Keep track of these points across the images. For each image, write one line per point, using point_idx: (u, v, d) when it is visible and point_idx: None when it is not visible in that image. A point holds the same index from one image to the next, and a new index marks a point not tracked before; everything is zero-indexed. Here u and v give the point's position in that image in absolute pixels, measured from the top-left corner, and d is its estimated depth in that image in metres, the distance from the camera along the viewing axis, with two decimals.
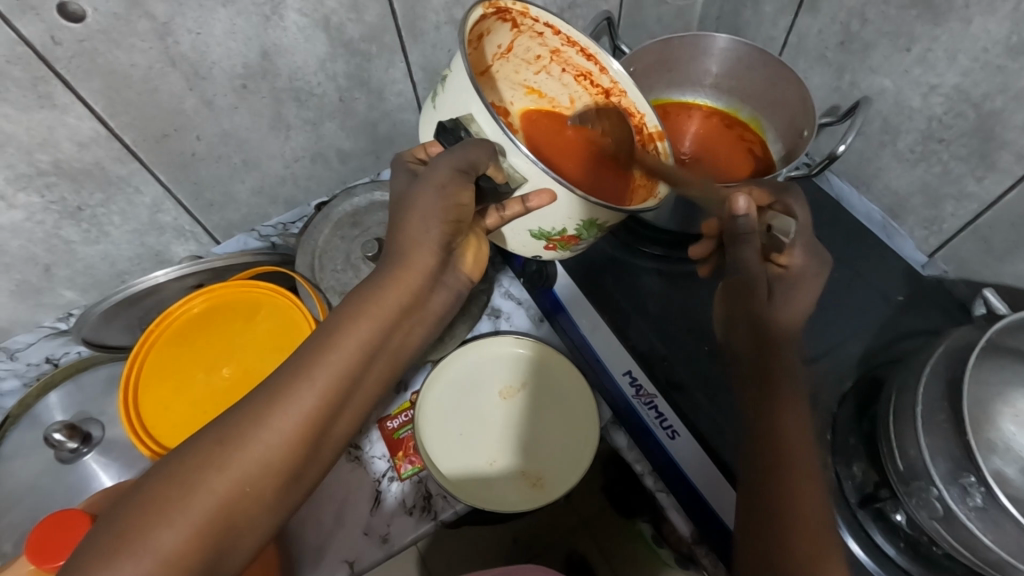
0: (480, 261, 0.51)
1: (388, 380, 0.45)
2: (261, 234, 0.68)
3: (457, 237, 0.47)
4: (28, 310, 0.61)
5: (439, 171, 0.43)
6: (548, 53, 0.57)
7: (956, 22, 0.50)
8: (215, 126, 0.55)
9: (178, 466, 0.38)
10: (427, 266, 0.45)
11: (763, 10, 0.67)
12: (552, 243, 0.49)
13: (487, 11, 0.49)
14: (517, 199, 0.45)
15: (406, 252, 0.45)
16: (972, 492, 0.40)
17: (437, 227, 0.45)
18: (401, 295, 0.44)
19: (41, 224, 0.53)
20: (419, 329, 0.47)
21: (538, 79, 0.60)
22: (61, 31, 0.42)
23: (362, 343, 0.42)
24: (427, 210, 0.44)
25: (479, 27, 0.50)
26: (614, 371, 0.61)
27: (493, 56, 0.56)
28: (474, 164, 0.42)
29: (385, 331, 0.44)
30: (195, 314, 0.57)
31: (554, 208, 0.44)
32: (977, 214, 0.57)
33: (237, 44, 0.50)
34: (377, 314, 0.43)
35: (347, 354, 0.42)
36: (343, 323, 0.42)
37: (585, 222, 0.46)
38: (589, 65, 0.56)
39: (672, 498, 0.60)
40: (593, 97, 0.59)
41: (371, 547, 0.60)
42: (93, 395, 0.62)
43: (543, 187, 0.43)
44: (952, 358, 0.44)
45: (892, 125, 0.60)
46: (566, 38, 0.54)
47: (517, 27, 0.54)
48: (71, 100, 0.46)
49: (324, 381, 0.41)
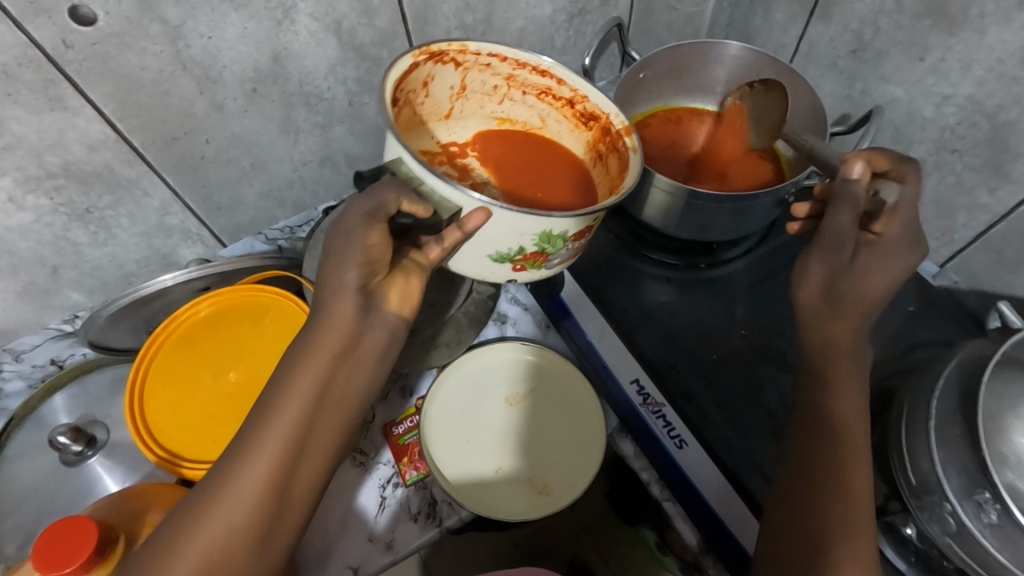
0: (411, 300, 0.44)
1: (346, 427, 0.43)
2: (267, 237, 0.68)
3: (372, 279, 0.43)
4: (35, 311, 0.61)
5: (349, 219, 0.43)
6: (503, 81, 0.57)
7: (970, 33, 0.50)
8: (225, 129, 0.54)
9: (155, 543, 0.38)
10: (348, 312, 0.42)
11: (774, 18, 0.67)
12: (520, 263, 0.48)
13: (419, 60, 0.49)
14: (454, 224, 0.44)
15: (329, 303, 0.42)
16: (986, 508, 0.39)
17: (353, 270, 0.42)
18: (334, 342, 0.42)
19: (49, 226, 0.53)
20: (365, 373, 0.43)
21: (504, 108, 0.60)
22: (73, 34, 0.42)
23: (303, 398, 0.40)
24: (341, 255, 0.42)
25: (417, 76, 0.51)
26: (623, 379, 0.60)
27: (449, 98, 0.57)
28: (381, 204, 0.42)
29: (326, 381, 0.41)
30: (201, 317, 0.57)
31: (494, 222, 0.44)
32: (990, 226, 0.57)
33: (248, 48, 0.50)
34: (316, 366, 0.41)
35: (289, 418, 0.40)
36: (282, 382, 0.41)
37: (540, 235, 0.45)
38: (546, 81, 0.55)
39: (679, 507, 0.59)
40: (560, 110, 0.58)
41: (375, 552, 0.59)
42: (99, 397, 0.61)
43: (477, 207, 0.43)
44: (966, 372, 0.44)
45: (904, 134, 0.60)
46: (514, 61, 0.54)
47: (462, 65, 0.54)
48: (82, 103, 0.46)
49: (276, 441, 0.40)
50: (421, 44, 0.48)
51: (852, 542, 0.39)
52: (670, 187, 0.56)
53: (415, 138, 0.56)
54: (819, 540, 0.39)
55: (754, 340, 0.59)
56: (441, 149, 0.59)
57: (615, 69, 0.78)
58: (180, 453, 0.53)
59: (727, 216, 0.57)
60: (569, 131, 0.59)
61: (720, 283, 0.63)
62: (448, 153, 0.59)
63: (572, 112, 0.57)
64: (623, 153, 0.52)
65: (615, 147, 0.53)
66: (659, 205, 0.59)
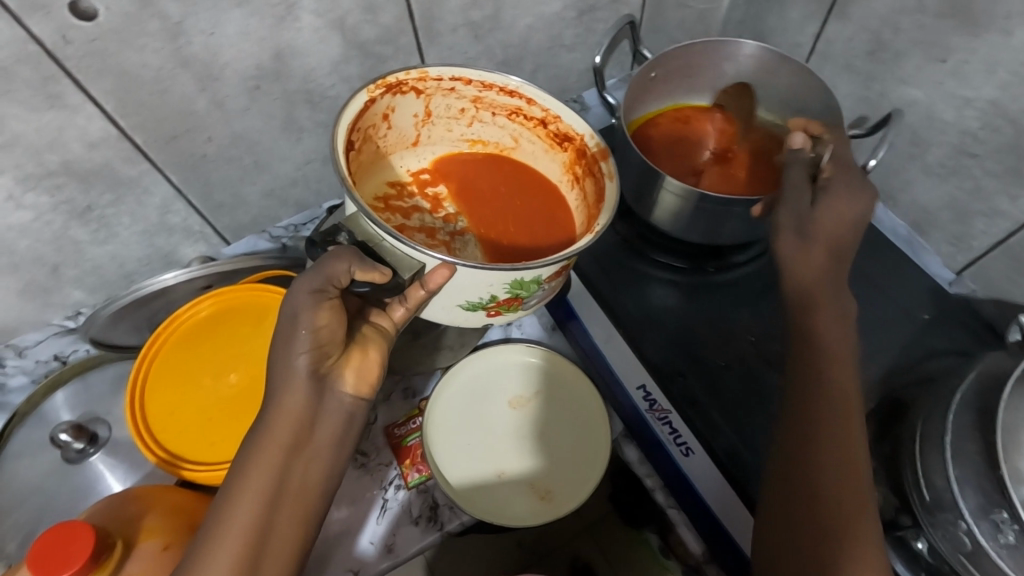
0: (369, 377, 0.45)
1: (308, 518, 0.43)
2: (271, 235, 0.67)
3: (324, 360, 0.44)
4: (37, 308, 0.61)
5: (296, 299, 0.43)
6: (469, 104, 0.56)
7: (995, 34, 0.49)
8: (227, 127, 0.54)
9: None
10: (299, 405, 0.43)
11: (790, 16, 0.66)
12: (494, 309, 0.50)
13: (375, 94, 0.50)
14: (416, 285, 0.46)
15: (279, 396, 0.43)
16: (1004, 529, 0.38)
17: (300, 360, 0.43)
18: (286, 435, 0.43)
19: (50, 224, 0.52)
20: (320, 463, 0.44)
21: (474, 130, 0.59)
22: (72, 30, 0.42)
23: (258, 492, 0.41)
24: (288, 347, 0.43)
25: (376, 109, 0.51)
26: (629, 384, 0.59)
27: (414, 125, 0.57)
28: (331, 278, 0.42)
29: (279, 476, 0.42)
30: (202, 318, 0.56)
31: (461, 275, 0.45)
32: (1010, 234, 0.55)
33: (251, 45, 0.49)
34: (270, 460, 0.42)
35: (245, 519, 0.41)
36: (235, 480, 0.42)
37: (510, 283, 0.46)
38: (516, 101, 0.55)
39: (684, 516, 0.58)
40: (533, 130, 0.57)
41: (376, 556, 0.59)
42: (100, 396, 0.61)
43: (439, 265, 0.44)
44: (984, 388, 0.42)
45: (922, 137, 0.58)
46: (480, 84, 0.54)
47: (424, 92, 0.53)
48: (81, 100, 0.45)
49: (234, 542, 0.40)
50: (375, 78, 0.49)
51: (855, 525, 0.39)
52: (681, 191, 0.55)
53: (380, 171, 0.56)
54: (827, 519, 0.39)
55: (761, 346, 0.58)
56: (411, 178, 0.58)
57: (625, 67, 0.77)
58: (180, 454, 0.52)
59: (738, 220, 0.56)
60: (544, 152, 0.58)
61: (728, 288, 0.62)
62: (418, 182, 0.58)
63: (546, 131, 0.57)
64: (600, 179, 0.52)
65: (592, 169, 0.53)
66: (669, 208, 0.57)
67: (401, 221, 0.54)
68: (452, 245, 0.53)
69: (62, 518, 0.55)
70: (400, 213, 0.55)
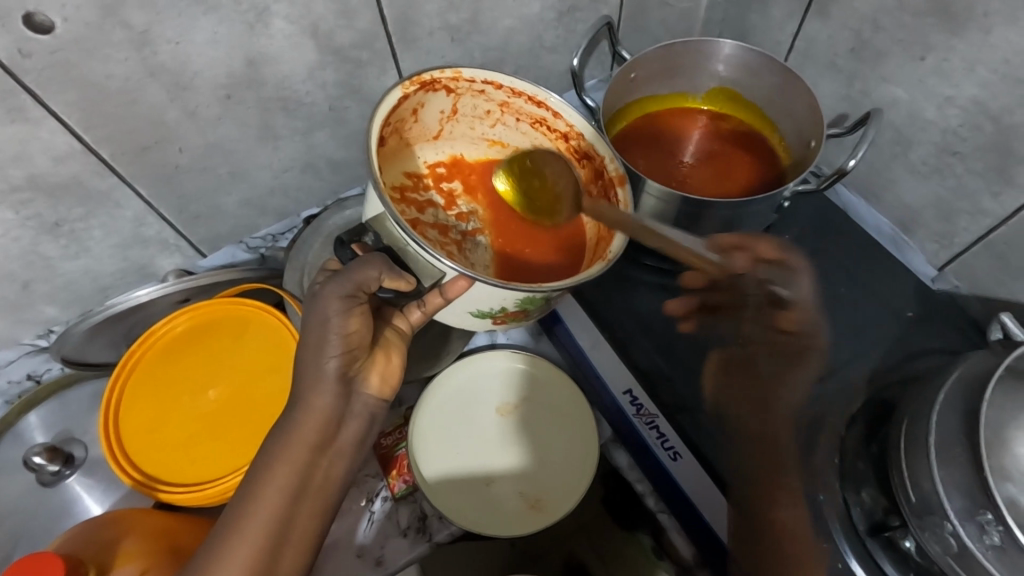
0: (391, 379, 0.48)
1: (325, 512, 0.45)
2: (248, 246, 0.66)
3: (354, 363, 0.45)
4: (8, 327, 0.59)
5: (327, 302, 0.43)
6: (497, 107, 0.56)
7: (974, 32, 0.49)
8: (199, 137, 0.52)
9: None
10: (327, 403, 0.44)
11: (771, 14, 0.65)
12: (501, 318, 0.48)
13: (409, 91, 0.49)
14: (436, 290, 0.45)
15: (306, 395, 0.44)
16: (989, 530, 0.38)
17: (330, 362, 0.44)
18: (311, 436, 0.44)
19: (17, 241, 0.51)
20: (342, 463, 0.46)
21: (496, 131, 0.58)
22: (31, 42, 0.40)
23: (285, 486, 0.43)
24: (316, 345, 0.44)
25: (406, 106, 0.50)
26: (614, 388, 0.59)
27: (439, 121, 0.56)
28: (361, 284, 0.43)
29: (303, 472, 0.44)
30: (178, 334, 0.55)
31: (471, 291, 0.44)
32: (992, 230, 0.55)
33: (220, 53, 0.47)
34: (295, 459, 0.44)
35: (270, 510, 0.42)
36: (261, 472, 0.43)
37: (523, 299, 0.45)
38: (542, 112, 0.54)
39: (673, 519, 0.59)
40: (554, 142, 0.56)
41: (365, 569, 0.58)
42: (75, 414, 0.59)
43: (458, 276, 0.43)
44: (969, 387, 0.42)
45: (904, 135, 0.58)
46: (510, 90, 0.53)
47: (454, 91, 0.53)
48: (44, 114, 0.44)
49: (255, 536, 0.41)
50: (411, 75, 0.48)
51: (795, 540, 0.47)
52: (662, 193, 0.54)
53: (401, 161, 0.55)
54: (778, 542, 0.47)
55: None
56: (428, 171, 0.58)
57: (607, 67, 0.76)
58: (158, 475, 0.51)
59: (722, 220, 0.55)
60: None
61: None
62: (434, 176, 0.59)
63: (566, 146, 0.56)
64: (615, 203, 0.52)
65: (607, 193, 0.53)
66: (650, 210, 0.57)
67: (415, 215, 0.56)
68: (463, 244, 0.56)
69: (38, 541, 0.54)
70: (416, 206, 0.56)
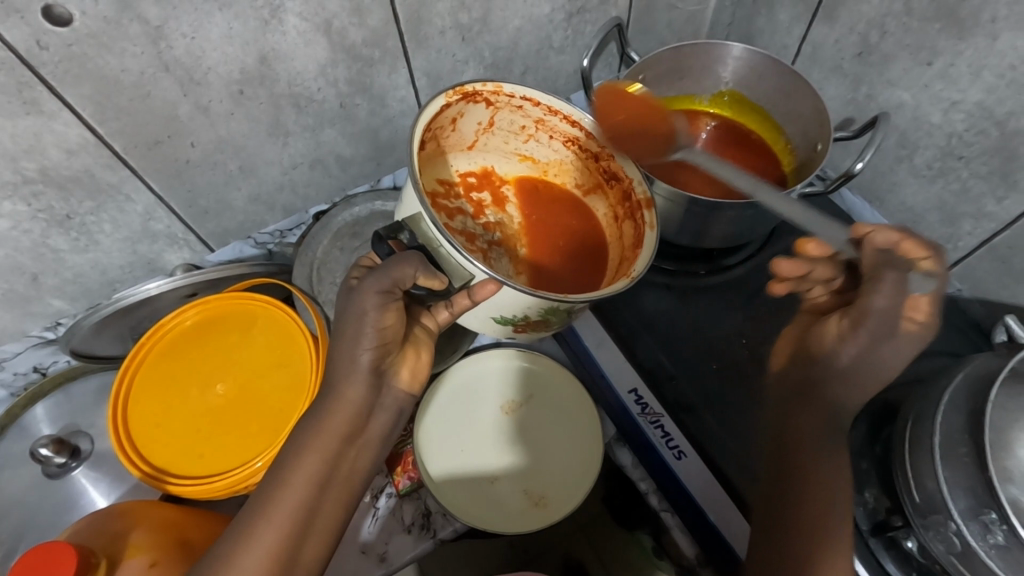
0: (419, 375, 0.48)
1: (348, 504, 0.45)
2: (256, 241, 0.66)
3: (386, 357, 0.45)
4: (15, 319, 0.59)
5: (365, 296, 0.43)
6: (532, 123, 0.56)
7: (981, 38, 0.49)
8: (210, 132, 0.53)
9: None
10: (360, 396, 0.44)
11: (778, 18, 0.66)
12: (522, 326, 0.51)
13: (452, 99, 0.50)
14: (465, 291, 0.46)
15: (338, 386, 0.44)
16: (993, 530, 0.38)
17: (364, 354, 0.44)
18: (340, 427, 0.44)
19: (28, 233, 0.51)
20: (368, 454, 0.46)
21: (528, 147, 0.59)
22: (48, 35, 0.40)
23: (312, 476, 0.43)
24: (353, 335, 0.43)
25: (446, 114, 0.51)
26: (620, 388, 0.59)
27: (475, 132, 0.57)
28: (398, 281, 0.43)
29: (330, 464, 0.44)
30: (187, 327, 0.56)
31: (499, 295, 0.45)
32: (995, 234, 0.56)
33: (234, 49, 0.48)
34: (323, 449, 0.44)
35: (294, 500, 0.42)
36: (289, 460, 0.43)
37: (544, 309, 0.47)
38: (575, 131, 0.55)
39: (677, 518, 0.59)
40: (584, 162, 0.57)
41: (370, 565, 0.58)
42: (81, 406, 0.60)
43: (487, 279, 0.44)
44: (973, 388, 0.42)
45: (909, 139, 0.58)
46: (547, 108, 0.54)
47: (494, 105, 0.54)
48: (58, 106, 0.44)
49: (280, 523, 0.41)
50: (456, 84, 0.49)
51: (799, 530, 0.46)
52: (670, 195, 0.55)
53: (435, 168, 0.55)
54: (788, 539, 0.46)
55: (754, 349, 0.58)
56: (459, 180, 0.58)
57: (615, 69, 0.77)
58: (167, 468, 0.51)
59: (730, 221, 0.55)
60: (590, 185, 0.58)
61: (722, 287, 0.62)
62: (465, 185, 0.59)
63: (596, 166, 0.56)
64: (640, 227, 0.52)
65: (633, 215, 0.53)
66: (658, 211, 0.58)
67: (446, 221, 0.55)
68: (488, 253, 0.55)
69: (44, 533, 0.54)
70: (446, 212, 0.55)
